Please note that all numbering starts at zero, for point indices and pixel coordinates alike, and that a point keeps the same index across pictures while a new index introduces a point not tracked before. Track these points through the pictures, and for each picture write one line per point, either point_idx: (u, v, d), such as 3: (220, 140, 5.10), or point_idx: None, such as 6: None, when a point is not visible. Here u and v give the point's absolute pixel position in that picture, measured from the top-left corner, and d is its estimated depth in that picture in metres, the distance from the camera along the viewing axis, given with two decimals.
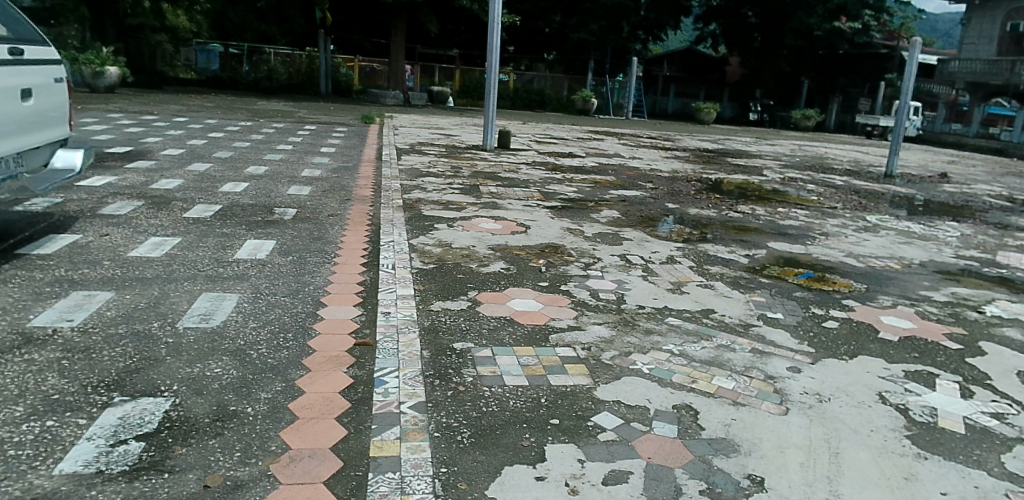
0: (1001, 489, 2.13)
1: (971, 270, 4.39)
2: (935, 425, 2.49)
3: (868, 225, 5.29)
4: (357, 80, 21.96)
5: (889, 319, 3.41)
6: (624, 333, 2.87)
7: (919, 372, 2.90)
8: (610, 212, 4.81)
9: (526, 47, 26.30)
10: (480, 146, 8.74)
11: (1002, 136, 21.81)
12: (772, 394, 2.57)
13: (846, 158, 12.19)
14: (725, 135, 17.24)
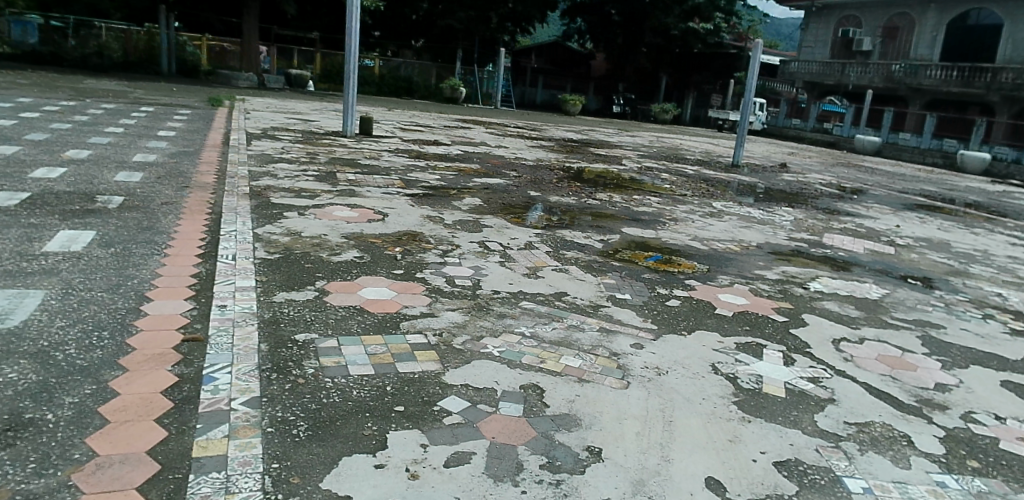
0: (813, 445, 2.36)
1: (800, 250, 4.84)
2: (759, 391, 2.72)
3: (713, 211, 5.69)
4: (205, 61, 20.75)
5: (726, 296, 3.68)
6: (477, 318, 2.89)
7: (748, 343, 3.15)
8: (472, 199, 4.83)
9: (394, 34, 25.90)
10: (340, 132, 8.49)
11: (835, 131, 23.38)
12: (616, 370, 2.69)
13: (699, 149, 13.08)
14: (590, 126, 17.90)
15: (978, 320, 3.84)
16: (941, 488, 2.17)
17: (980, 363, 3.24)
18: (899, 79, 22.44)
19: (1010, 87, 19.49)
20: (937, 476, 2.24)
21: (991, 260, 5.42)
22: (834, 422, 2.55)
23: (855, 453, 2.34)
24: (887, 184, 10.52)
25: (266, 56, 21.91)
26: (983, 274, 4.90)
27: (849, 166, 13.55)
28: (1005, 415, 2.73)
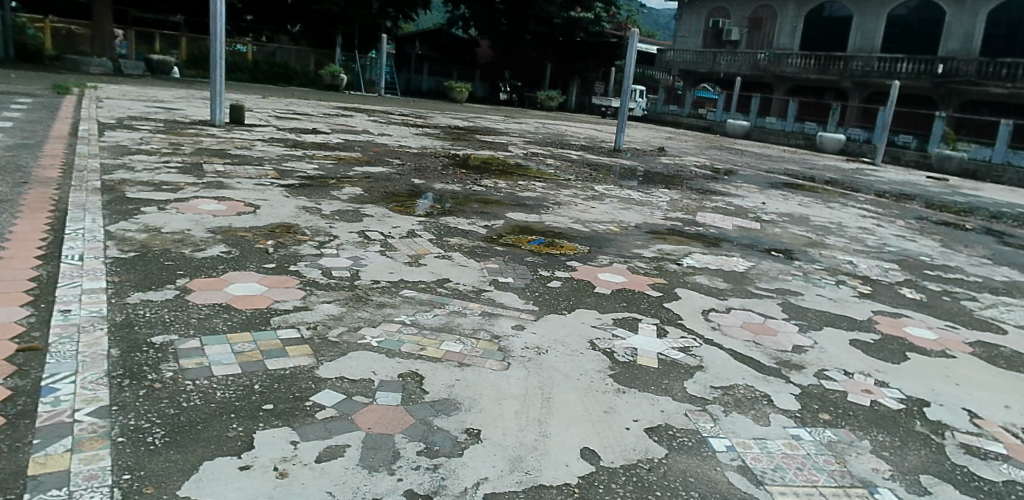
0: (683, 410, 2.50)
1: (676, 229, 5.10)
2: (634, 363, 2.84)
3: (595, 194, 5.88)
4: (50, 45, 18.99)
5: (606, 275, 3.81)
6: (354, 309, 2.82)
7: (625, 318, 3.28)
8: (352, 189, 4.72)
9: (267, 18, 24.75)
10: (207, 121, 8.03)
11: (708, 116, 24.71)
12: (496, 352, 2.72)
13: (582, 134, 13.46)
14: (477, 113, 17.95)
15: (831, 286, 4.20)
16: (796, 440, 2.36)
17: (832, 324, 3.55)
18: (766, 67, 24.20)
19: (860, 74, 21.49)
20: (793, 430, 2.43)
21: (842, 231, 5.95)
22: (702, 387, 2.71)
23: (721, 415, 2.50)
24: (756, 165, 11.30)
25: (122, 39, 20.37)
26: (836, 244, 5.37)
27: (723, 149, 14.43)
28: (853, 370, 3.01)
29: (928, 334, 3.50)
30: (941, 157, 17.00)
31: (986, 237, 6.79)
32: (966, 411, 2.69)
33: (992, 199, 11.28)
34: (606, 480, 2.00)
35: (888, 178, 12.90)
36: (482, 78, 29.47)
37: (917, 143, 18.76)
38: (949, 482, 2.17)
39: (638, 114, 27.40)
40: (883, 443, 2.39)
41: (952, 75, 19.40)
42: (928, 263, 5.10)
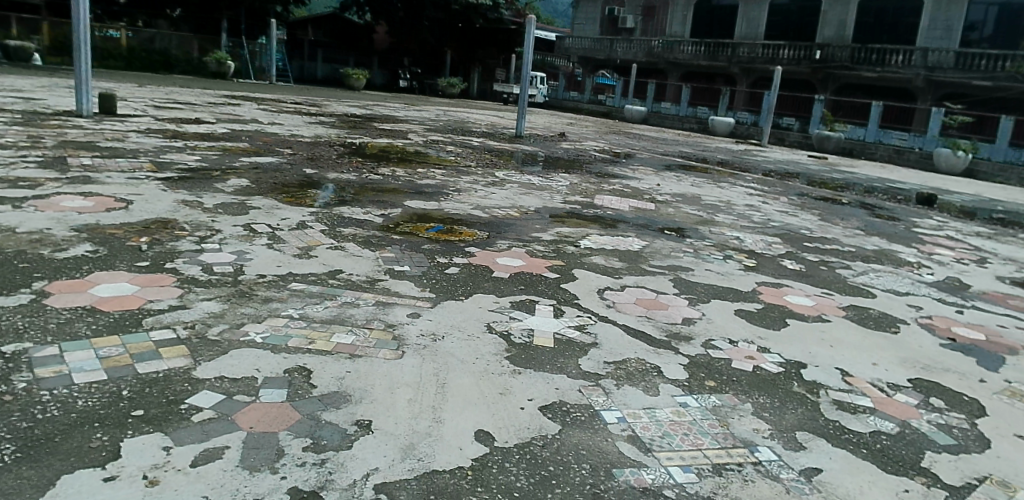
0: (576, 386, 2.54)
1: (574, 212, 5.20)
2: (530, 344, 2.87)
3: (495, 180, 5.90)
4: None
5: (504, 259, 3.84)
6: (238, 305, 2.72)
7: (522, 300, 3.32)
8: (238, 181, 4.52)
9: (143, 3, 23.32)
10: (72, 112, 7.46)
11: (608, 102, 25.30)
12: (390, 342, 2.68)
13: (484, 121, 13.49)
14: (377, 101, 17.60)
15: (719, 261, 4.40)
16: (683, 407, 2.42)
17: (719, 296, 3.70)
18: (660, 54, 25.17)
19: (746, 60, 22.78)
20: (680, 398, 2.49)
21: (731, 209, 6.26)
22: (595, 364, 2.75)
23: (613, 389, 2.54)
24: (653, 148, 11.72)
25: None
26: (726, 221, 5.65)
27: (623, 134, 14.88)
28: (738, 338, 3.12)
29: (806, 301, 3.69)
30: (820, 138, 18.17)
31: (859, 210, 7.34)
32: (838, 370, 2.80)
33: (865, 175, 12.22)
34: (500, 460, 2.00)
35: (775, 157, 13.72)
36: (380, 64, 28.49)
37: (800, 125, 20.10)
38: (820, 435, 2.27)
39: (541, 100, 27.79)
40: (763, 404, 2.48)
41: (828, 61, 20.86)
42: (808, 235, 5.44)
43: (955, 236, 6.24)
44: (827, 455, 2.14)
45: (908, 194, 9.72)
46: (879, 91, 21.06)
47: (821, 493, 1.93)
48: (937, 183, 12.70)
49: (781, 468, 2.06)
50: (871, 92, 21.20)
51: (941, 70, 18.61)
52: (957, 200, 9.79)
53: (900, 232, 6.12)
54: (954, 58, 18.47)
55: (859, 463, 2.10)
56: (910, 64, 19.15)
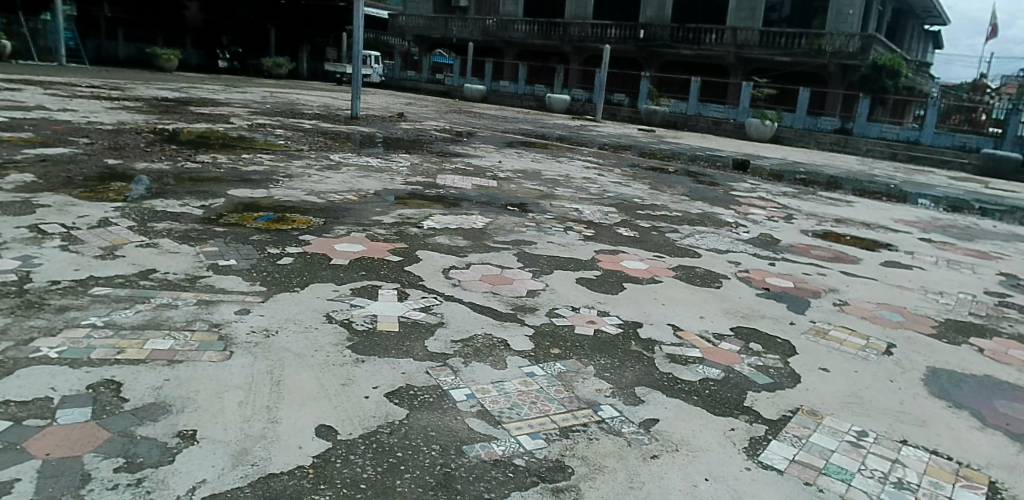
0: (423, 368, 2.38)
1: (416, 193, 5.11)
2: (374, 330, 2.67)
3: (331, 164, 5.66)
4: None
5: (342, 246, 3.65)
6: (25, 318, 2.37)
7: (364, 287, 3.12)
8: (21, 176, 3.96)
9: None
10: None
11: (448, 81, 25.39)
12: (216, 342, 2.44)
13: (317, 103, 12.91)
14: (192, 83, 16.18)
15: (560, 233, 4.42)
16: (529, 377, 2.37)
17: (561, 267, 3.65)
18: (495, 33, 25.69)
19: (577, 38, 23.83)
20: (527, 368, 2.43)
21: (570, 182, 6.49)
22: (443, 344, 2.59)
23: (461, 367, 2.41)
24: (494, 126, 11.89)
25: None
26: (565, 195, 5.83)
27: (463, 113, 14.94)
28: (579, 305, 3.11)
29: (641, 265, 3.81)
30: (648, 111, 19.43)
31: (684, 177, 7.94)
32: (670, 325, 2.94)
33: (687, 145, 13.28)
34: (344, 453, 1.86)
35: (608, 132, 14.50)
36: (193, 43, 26.38)
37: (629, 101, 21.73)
38: (656, 388, 2.36)
39: (378, 80, 27.16)
40: (604, 366, 2.50)
41: (651, 39, 22.35)
42: (640, 204, 5.77)
43: (765, 197, 6.94)
44: (664, 406, 2.23)
45: (725, 161, 10.69)
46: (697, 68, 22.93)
47: (659, 442, 2.01)
48: (749, 150, 14.10)
49: (623, 424, 2.10)
50: (689, 69, 23.00)
51: (748, 47, 20.63)
52: (765, 164, 10.93)
53: (719, 196, 6.69)
54: (759, 36, 20.49)
55: (693, 410, 2.21)
56: (722, 43, 21.09)
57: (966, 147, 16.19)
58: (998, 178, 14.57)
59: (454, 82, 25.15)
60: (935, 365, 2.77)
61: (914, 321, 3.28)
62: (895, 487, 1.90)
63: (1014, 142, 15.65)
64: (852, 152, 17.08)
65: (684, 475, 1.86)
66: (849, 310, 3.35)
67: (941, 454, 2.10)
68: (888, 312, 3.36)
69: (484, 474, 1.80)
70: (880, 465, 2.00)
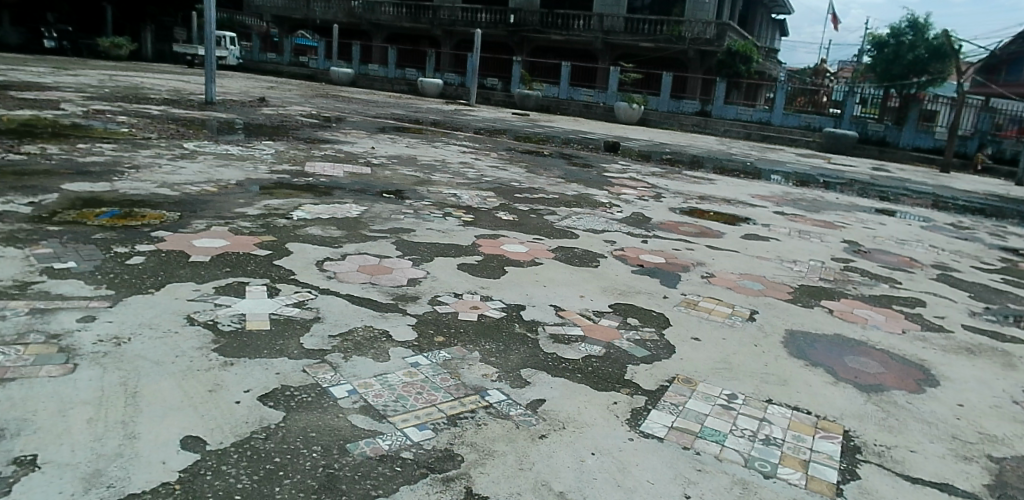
0: (300, 367, 2.22)
1: (283, 182, 4.82)
2: (242, 331, 2.46)
3: (184, 153, 5.20)
4: None
5: (202, 241, 3.35)
6: None
7: (229, 285, 2.87)
8: None
9: None
10: None
11: (312, 64, 24.47)
12: (55, 355, 2.14)
13: (165, 87, 11.87)
14: (11, 65, 14.31)
15: (438, 219, 4.32)
16: (414, 367, 2.26)
17: (442, 253, 3.55)
18: (360, 15, 24.97)
19: (447, 22, 23.66)
20: (411, 358, 2.31)
21: (447, 168, 6.41)
22: (318, 341, 2.41)
23: (341, 362, 2.27)
24: (365, 111, 11.54)
25: None
26: (442, 180, 5.74)
27: (331, 97, 14.36)
28: (461, 291, 3.00)
29: (521, 248, 3.80)
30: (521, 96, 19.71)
31: (559, 160, 8.11)
32: (552, 306, 2.93)
33: (560, 128, 13.61)
34: (216, 464, 1.69)
35: (482, 116, 14.54)
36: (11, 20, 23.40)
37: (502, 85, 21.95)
38: (542, 368, 2.34)
39: (235, 63, 25.48)
40: (490, 350, 2.44)
41: (521, 24, 22.60)
42: (518, 187, 5.80)
43: (635, 177, 7.24)
44: (550, 385, 2.23)
45: (597, 143, 11.06)
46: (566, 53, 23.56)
47: (547, 421, 2.00)
48: (619, 132, 14.71)
49: (510, 406, 2.07)
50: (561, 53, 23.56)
51: (614, 33, 21.44)
52: (633, 146, 11.44)
53: (593, 177, 6.89)
54: (624, 23, 21.36)
55: (578, 387, 2.23)
56: (589, 29, 21.78)
57: (811, 126, 18.04)
58: (837, 152, 16.35)
59: (318, 65, 24.22)
60: (792, 327, 3.01)
61: (772, 289, 3.55)
62: (763, 443, 2.04)
63: (851, 121, 17.55)
64: (711, 132, 18.34)
65: (572, 451, 1.87)
66: (716, 281, 3.56)
67: (801, 409, 2.28)
68: (750, 282, 3.61)
69: (371, 471, 1.71)
70: (750, 424, 2.14)
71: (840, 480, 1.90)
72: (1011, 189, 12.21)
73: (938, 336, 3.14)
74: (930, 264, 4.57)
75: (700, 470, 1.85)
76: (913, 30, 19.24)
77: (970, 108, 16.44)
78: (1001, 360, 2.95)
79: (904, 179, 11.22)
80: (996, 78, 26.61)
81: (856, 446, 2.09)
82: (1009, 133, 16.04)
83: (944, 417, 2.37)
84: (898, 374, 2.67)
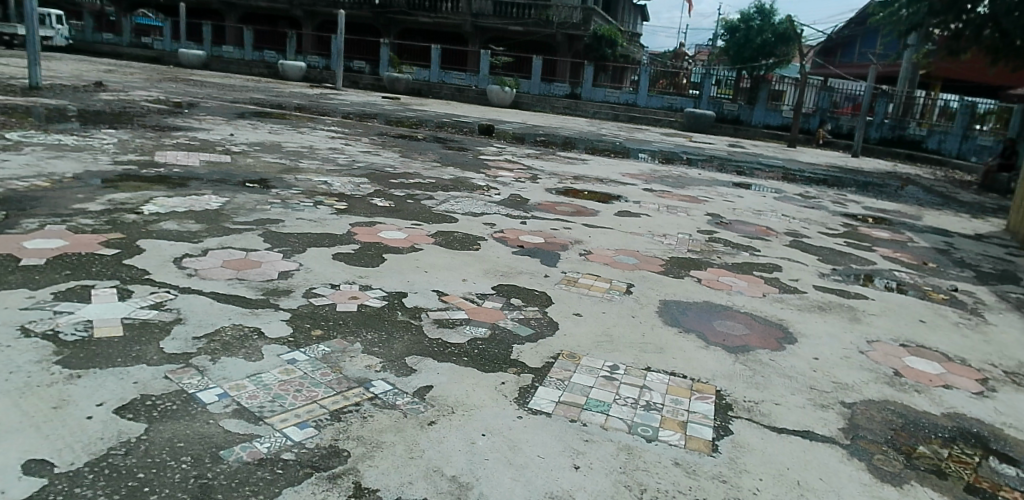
0: (161, 374, 2.01)
1: (129, 173, 4.38)
2: (88, 339, 2.19)
3: (5, 144, 4.58)
4: None
5: (34, 243, 2.96)
6: None
7: (70, 290, 2.55)
8: None
9: None
10: None
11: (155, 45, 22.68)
12: None
13: None
14: None
15: (310, 208, 4.10)
16: (290, 365, 2.11)
17: (315, 244, 3.37)
18: None
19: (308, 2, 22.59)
20: (287, 355, 2.16)
21: (315, 154, 6.12)
22: (180, 344, 2.19)
23: (209, 365, 2.08)
24: (221, 96, 10.76)
25: None
26: (311, 167, 5.48)
27: (181, 81, 13.26)
28: (338, 281, 2.87)
29: (399, 235, 3.70)
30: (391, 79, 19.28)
31: (433, 144, 8.02)
32: (435, 291, 2.88)
33: (433, 112, 13.46)
34: (66, 489, 1.49)
35: (351, 100, 14.06)
36: None
37: (370, 68, 21.38)
38: (427, 355, 2.29)
39: (64, 44, 22.85)
40: (372, 340, 2.34)
41: (387, 6, 22.07)
42: (392, 173, 5.66)
43: (510, 159, 7.31)
44: (436, 372, 2.18)
45: (470, 126, 11.06)
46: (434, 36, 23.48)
47: (435, 408, 1.96)
48: (493, 115, 14.80)
49: (396, 396, 2.00)
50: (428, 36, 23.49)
51: (484, 16, 21.58)
52: (507, 128, 11.55)
53: (469, 160, 6.87)
54: (493, 6, 21.61)
55: (464, 371, 2.20)
56: (458, 11, 21.74)
57: (673, 107, 19.27)
58: (698, 132, 17.54)
59: (164, 46, 22.56)
60: (666, 298, 3.16)
61: (646, 262, 3.71)
62: (645, 409, 2.13)
63: (709, 102, 18.91)
64: (582, 114, 18.99)
65: (462, 434, 1.85)
66: (594, 258, 3.67)
67: (678, 374, 2.40)
68: (625, 257, 3.75)
69: (249, 477, 1.59)
70: (632, 392, 2.22)
71: (715, 437, 2.03)
72: (845, 160, 13.65)
73: (793, 296, 3.44)
74: (783, 232, 4.98)
75: (588, 441, 1.90)
76: (758, 15, 20.84)
77: (811, 87, 18.04)
78: (847, 315, 3.28)
79: (755, 154, 12.20)
80: (828, 61, 29.55)
81: (728, 404, 2.24)
82: (844, 110, 17.81)
83: (802, 370, 2.59)
84: (761, 334, 2.90)
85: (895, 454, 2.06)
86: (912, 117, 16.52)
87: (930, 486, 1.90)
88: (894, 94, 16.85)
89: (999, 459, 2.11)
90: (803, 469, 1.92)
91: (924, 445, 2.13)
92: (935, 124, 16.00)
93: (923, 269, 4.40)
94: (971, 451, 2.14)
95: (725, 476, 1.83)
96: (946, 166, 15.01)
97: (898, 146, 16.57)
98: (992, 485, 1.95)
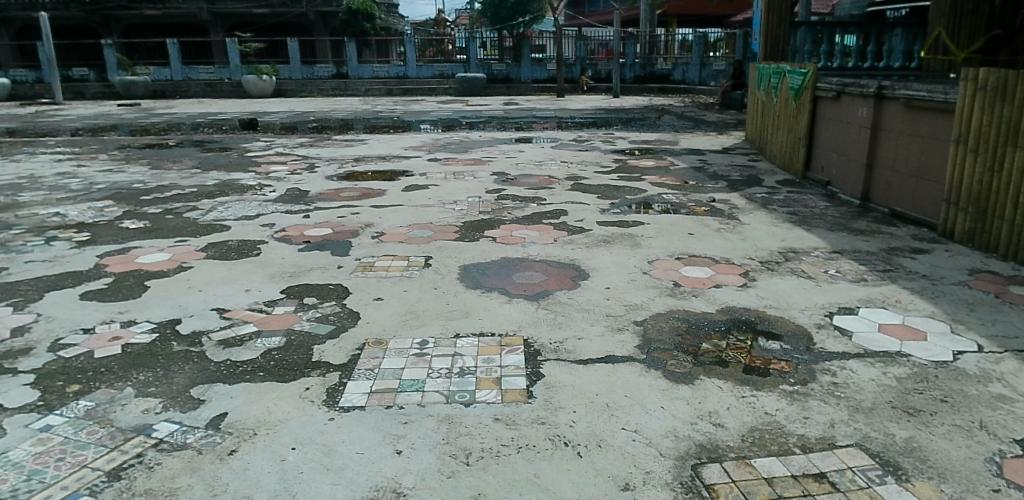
0: None
1: None
2: None
3: None
4: None
5: None
6: None
7: None
8: None
9: None
10: None
11: None
12: None
13: None
14: None
15: (40, 247, 3.51)
16: (46, 433, 1.79)
17: (55, 288, 2.88)
18: None
19: None
20: (38, 423, 1.82)
21: (38, 183, 5.25)
22: None
23: None
24: None
25: None
26: (34, 200, 4.68)
27: None
28: (92, 324, 2.50)
29: (161, 256, 3.31)
30: (125, 84, 17.33)
31: (189, 148, 7.29)
32: (214, 310, 2.63)
33: (185, 113, 12.25)
34: None
35: (77, 114, 12.29)
36: None
37: (95, 75, 18.93)
38: (216, 380, 2.08)
39: None
40: (146, 380, 2.07)
41: (99, 2, 19.72)
42: (141, 189, 5.03)
43: (282, 152, 6.91)
44: (229, 397, 1.99)
45: (230, 123, 10.21)
46: (166, 29, 21.31)
47: (233, 435, 1.79)
48: (256, 107, 13.81)
49: (186, 434, 1.79)
50: (160, 30, 21.20)
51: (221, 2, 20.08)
52: (273, 119, 10.84)
53: (234, 160, 6.36)
54: None
55: (262, 388, 2.04)
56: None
57: (444, 74, 19.52)
58: (473, 95, 17.98)
59: None
60: (464, 263, 3.20)
61: (440, 232, 3.72)
62: (460, 376, 2.13)
63: (478, 64, 19.38)
64: (353, 93, 18.53)
65: (268, 455, 1.71)
66: (387, 238, 3.60)
67: (486, 333, 2.44)
68: (420, 231, 3.74)
69: None
70: (444, 363, 2.21)
71: (529, 384, 2.10)
72: (609, 101, 14.80)
73: (581, 236, 3.67)
74: (563, 178, 5.29)
75: (406, 423, 1.86)
76: None
77: (568, 39, 19.22)
78: (628, 242, 3.58)
79: (529, 109, 12.75)
80: (580, 11, 31.62)
81: (536, 350, 2.33)
82: (600, 56, 19.36)
83: (596, 301, 2.79)
84: (556, 277, 3.05)
85: (684, 356, 2.30)
86: (658, 54, 18.31)
87: (715, 376, 2.15)
88: (639, 36, 18.45)
89: (765, 338, 2.44)
90: (612, 391, 2.07)
91: (706, 342, 2.40)
92: (677, 58, 18.02)
93: (686, 188, 4.93)
94: (743, 337, 2.45)
95: (543, 418, 1.91)
96: (692, 93, 17.05)
97: (651, 82, 18.32)
98: (763, 361, 2.26)
